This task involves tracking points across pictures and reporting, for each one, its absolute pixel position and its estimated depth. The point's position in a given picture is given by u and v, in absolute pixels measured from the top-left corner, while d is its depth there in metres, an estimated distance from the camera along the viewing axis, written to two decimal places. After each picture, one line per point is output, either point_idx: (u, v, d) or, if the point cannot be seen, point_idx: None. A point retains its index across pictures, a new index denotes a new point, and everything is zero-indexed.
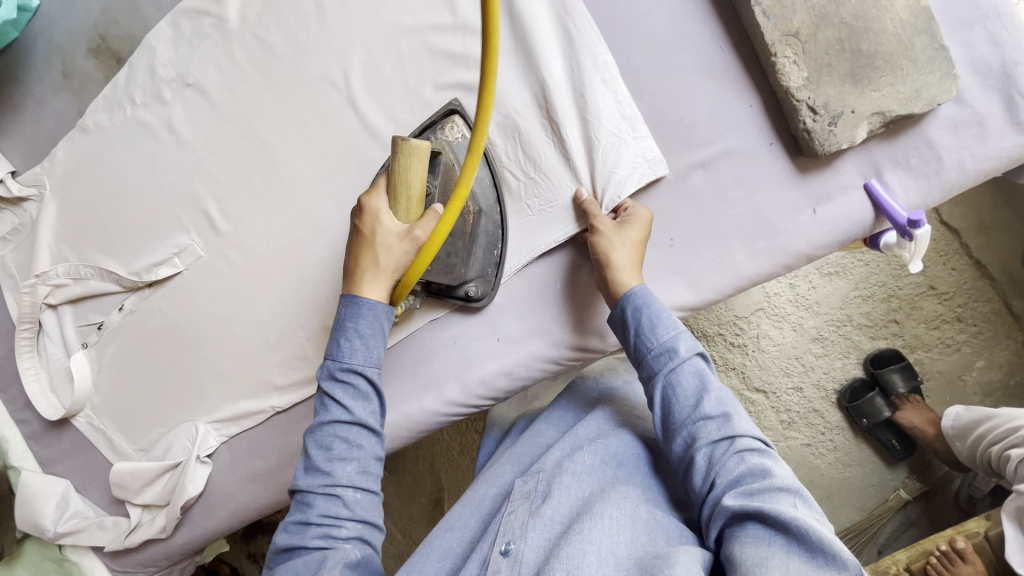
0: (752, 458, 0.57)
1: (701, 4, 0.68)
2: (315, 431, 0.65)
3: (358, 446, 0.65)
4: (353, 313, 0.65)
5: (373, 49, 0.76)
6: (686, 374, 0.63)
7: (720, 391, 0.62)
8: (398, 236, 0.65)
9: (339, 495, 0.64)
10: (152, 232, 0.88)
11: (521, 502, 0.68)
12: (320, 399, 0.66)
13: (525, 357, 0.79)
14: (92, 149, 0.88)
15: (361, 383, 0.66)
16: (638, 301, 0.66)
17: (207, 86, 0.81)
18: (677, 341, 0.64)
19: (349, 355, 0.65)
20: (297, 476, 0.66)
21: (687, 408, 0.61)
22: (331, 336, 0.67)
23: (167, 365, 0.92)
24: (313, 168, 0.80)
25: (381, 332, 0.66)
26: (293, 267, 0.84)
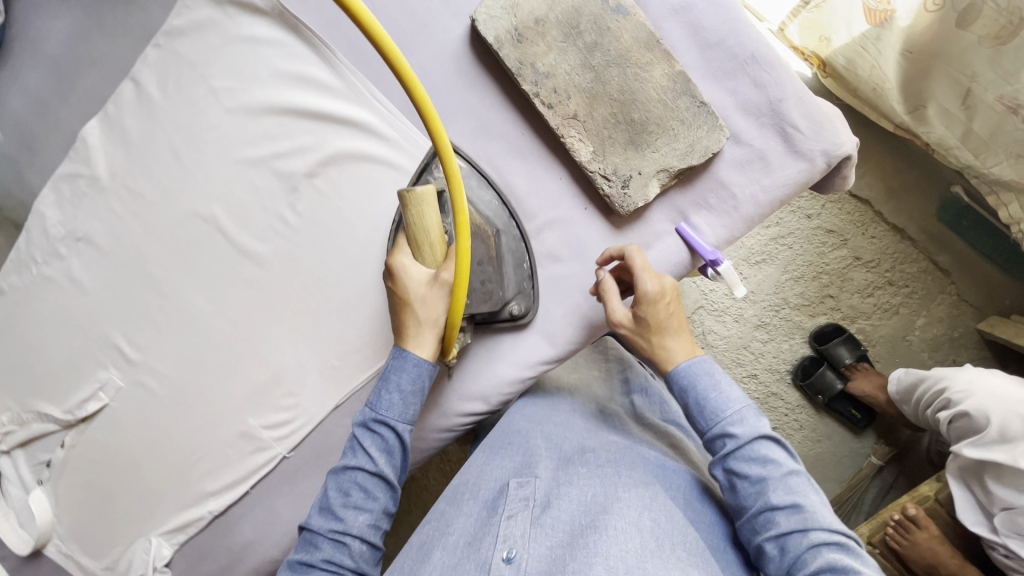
0: (832, 546, 0.60)
1: (496, 95, 0.74)
2: (341, 472, 0.70)
3: (369, 495, 0.69)
4: (395, 363, 0.71)
5: (228, 181, 0.83)
6: (751, 461, 0.66)
7: (789, 474, 0.65)
8: (435, 290, 0.69)
9: (346, 545, 0.67)
10: (76, 372, 0.96)
11: (519, 507, 0.70)
12: (353, 444, 0.71)
13: (421, 431, 0.84)
14: (10, 307, 0.96)
15: (389, 441, 0.70)
16: (684, 381, 0.71)
17: (95, 237, 0.89)
18: (736, 422, 0.68)
19: (384, 407, 0.70)
20: (316, 501, 0.70)
21: (755, 499, 0.65)
22: (378, 380, 0.72)
23: (114, 487, 0.99)
24: (202, 293, 0.88)
25: (413, 395, 0.70)
26: (203, 382, 0.91)
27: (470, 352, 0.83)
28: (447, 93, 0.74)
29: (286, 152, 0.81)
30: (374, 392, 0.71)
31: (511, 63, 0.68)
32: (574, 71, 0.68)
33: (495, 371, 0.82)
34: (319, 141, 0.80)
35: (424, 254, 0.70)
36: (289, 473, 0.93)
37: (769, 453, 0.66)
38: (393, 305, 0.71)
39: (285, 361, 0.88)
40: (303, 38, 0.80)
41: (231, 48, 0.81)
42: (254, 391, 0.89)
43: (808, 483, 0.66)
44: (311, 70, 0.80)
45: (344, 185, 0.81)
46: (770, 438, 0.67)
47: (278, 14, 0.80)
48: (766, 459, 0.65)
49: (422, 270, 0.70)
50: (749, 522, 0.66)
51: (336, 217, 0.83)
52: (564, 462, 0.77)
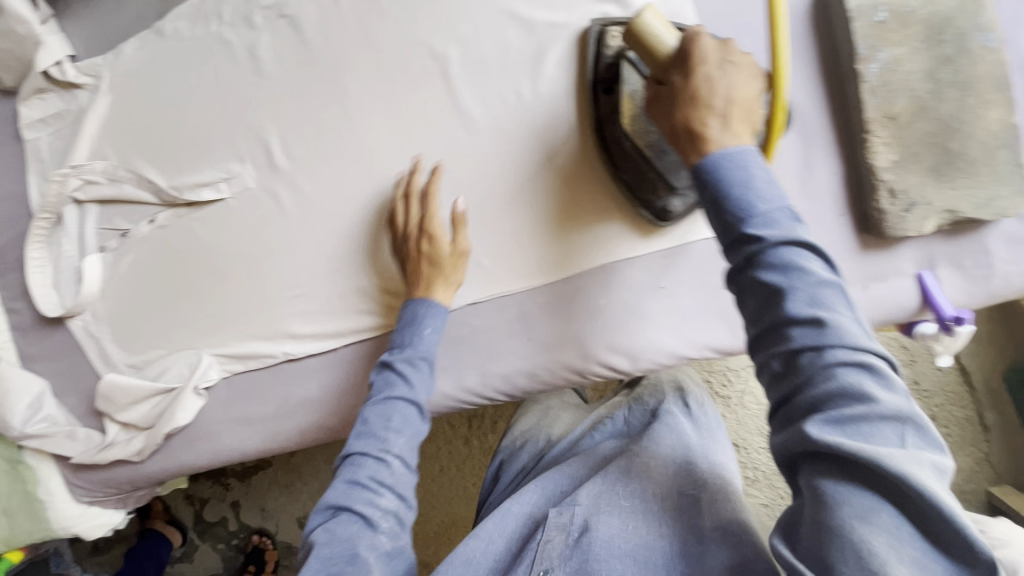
0: (855, 366, 0.44)
1: (808, 67, 0.68)
2: (349, 460, 0.66)
3: (380, 502, 0.63)
4: (428, 310, 0.73)
5: (480, 28, 0.76)
6: (793, 253, 0.47)
7: (816, 288, 0.46)
8: (746, 78, 0.57)
9: (393, 398, 0.68)
10: (205, 152, 0.86)
11: (555, 533, 0.66)
12: (352, 484, 0.64)
13: (552, 363, 0.78)
14: (163, 53, 0.86)
15: (396, 464, 0.66)
16: (716, 172, 0.52)
17: (303, 21, 0.80)
18: (779, 220, 0.48)
19: (383, 440, 0.66)
20: (336, 479, 0.66)
21: (792, 336, 0.46)
22: (402, 332, 0.73)
23: (186, 287, 0.90)
24: (387, 128, 0.80)
25: (423, 383, 0.70)
26: (343, 221, 0.83)
27: (642, 312, 0.76)
28: None
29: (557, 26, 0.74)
30: (393, 369, 0.70)
31: (860, 39, 0.63)
32: (918, 75, 0.63)
33: (660, 342, 0.75)
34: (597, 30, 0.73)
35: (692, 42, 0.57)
36: (386, 350, 0.85)
37: (818, 276, 0.46)
38: (660, 108, 0.60)
39: (443, 235, 0.81)
40: None
41: None
42: (395, 252, 0.82)
43: (848, 299, 0.47)
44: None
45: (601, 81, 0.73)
46: (803, 243, 0.48)
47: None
48: (834, 319, 0.45)
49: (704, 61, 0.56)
50: (771, 354, 0.48)
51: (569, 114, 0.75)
52: (608, 484, 0.69)
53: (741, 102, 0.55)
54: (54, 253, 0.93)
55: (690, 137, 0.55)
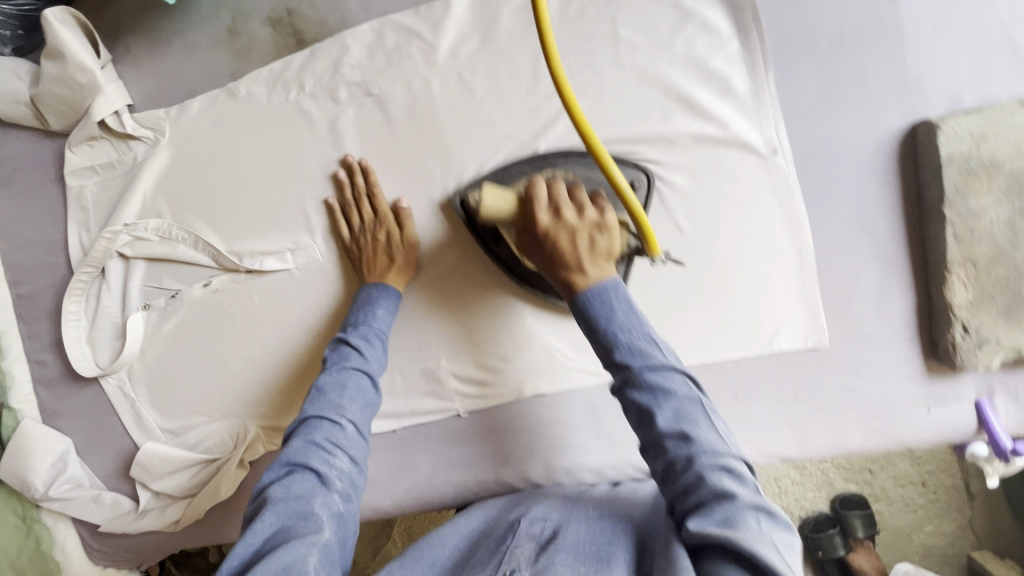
0: (728, 473, 0.52)
1: (893, 201, 0.71)
2: (306, 424, 0.65)
3: (336, 462, 0.62)
4: (381, 292, 0.76)
5: (574, 128, 0.76)
6: (655, 374, 0.57)
7: (692, 410, 0.56)
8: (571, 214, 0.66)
9: (353, 359, 0.70)
10: (271, 220, 0.83)
11: (526, 540, 0.63)
12: (307, 442, 0.62)
13: (621, 461, 0.80)
14: (234, 114, 0.83)
15: (350, 429, 0.65)
16: (597, 301, 0.62)
17: (391, 102, 0.79)
18: (612, 301, 0.61)
19: (338, 405, 0.66)
20: (293, 438, 0.64)
21: (676, 446, 0.54)
22: (356, 311, 0.76)
23: (235, 354, 0.86)
24: (470, 215, 0.79)
25: (376, 356, 0.73)
26: (413, 301, 0.82)
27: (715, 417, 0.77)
28: (854, 169, 0.71)
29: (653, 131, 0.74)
30: (349, 344, 0.72)
31: (949, 186, 0.67)
32: (999, 224, 0.67)
33: None
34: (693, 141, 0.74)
35: (531, 193, 0.67)
36: (448, 432, 0.83)
37: (682, 395, 0.56)
38: (530, 250, 0.68)
39: (517, 323, 0.81)
40: (742, 35, 0.71)
41: (660, 6, 0.73)
42: (464, 336, 0.82)
43: (706, 409, 0.56)
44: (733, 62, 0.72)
45: (692, 193, 0.74)
46: (674, 368, 0.58)
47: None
48: (718, 480, 0.52)
49: (552, 213, 0.66)
50: (664, 475, 0.55)
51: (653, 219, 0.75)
52: (574, 505, 0.69)
53: (599, 238, 0.64)
54: (92, 308, 0.88)
55: (568, 278, 0.64)
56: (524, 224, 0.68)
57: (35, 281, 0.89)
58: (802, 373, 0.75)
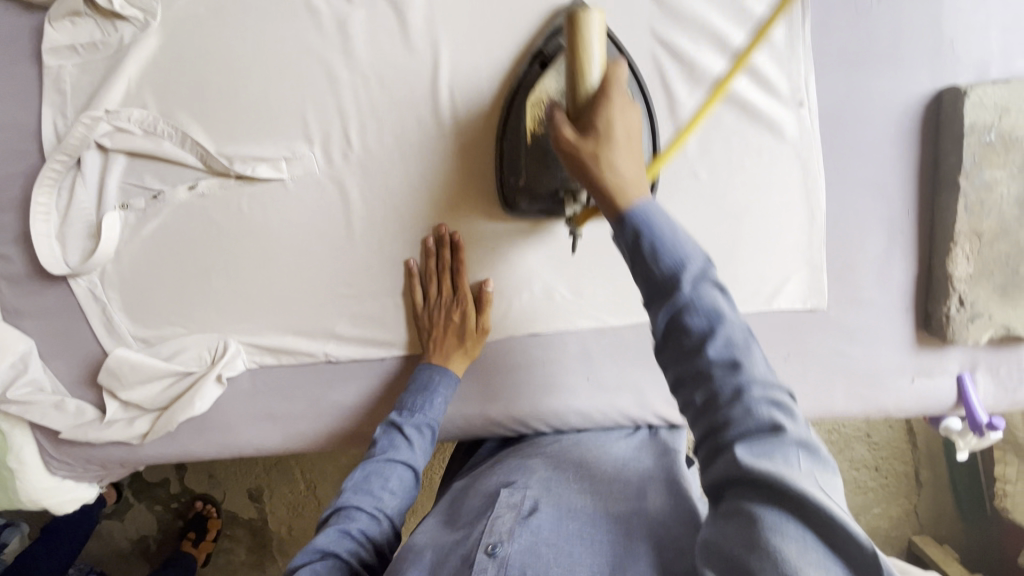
0: (773, 404, 0.43)
1: (910, 169, 0.71)
2: (344, 512, 0.65)
3: (364, 552, 0.62)
4: (441, 377, 0.75)
5: None
6: (701, 317, 0.44)
7: (744, 344, 0.44)
8: (636, 151, 0.50)
9: (392, 463, 0.69)
10: (267, 125, 0.78)
11: (506, 510, 0.62)
12: (342, 533, 0.62)
13: (607, 406, 0.80)
14: (236, 5, 0.77)
15: (385, 523, 0.66)
16: (640, 222, 0.47)
17: (409, 8, 0.74)
18: (720, 317, 0.44)
19: (378, 498, 0.66)
20: (329, 524, 0.64)
21: (731, 387, 0.44)
22: (412, 393, 0.75)
23: (219, 266, 0.82)
24: (480, 141, 0.76)
25: (422, 448, 0.72)
26: (412, 226, 0.78)
27: None
28: (876, 132, 0.70)
29: (680, 74, 0.72)
30: (400, 432, 0.72)
31: (967, 157, 0.67)
32: (1009, 200, 0.67)
33: None
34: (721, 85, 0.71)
35: (593, 127, 0.51)
36: None
37: (732, 323, 0.44)
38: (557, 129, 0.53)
39: (518, 260, 0.79)
40: None
41: None
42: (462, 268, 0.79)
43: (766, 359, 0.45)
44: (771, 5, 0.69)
45: (710, 140, 0.72)
46: (721, 292, 0.46)
47: None
48: (772, 421, 0.43)
49: (592, 137, 0.50)
50: (707, 423, 0.45)
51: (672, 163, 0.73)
52: (555, 473, 0.69)
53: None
54: (63, 200, 0.82)
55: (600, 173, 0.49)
56: (557, 148, 0.52)
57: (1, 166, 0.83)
58: (798, 334, 0.76)
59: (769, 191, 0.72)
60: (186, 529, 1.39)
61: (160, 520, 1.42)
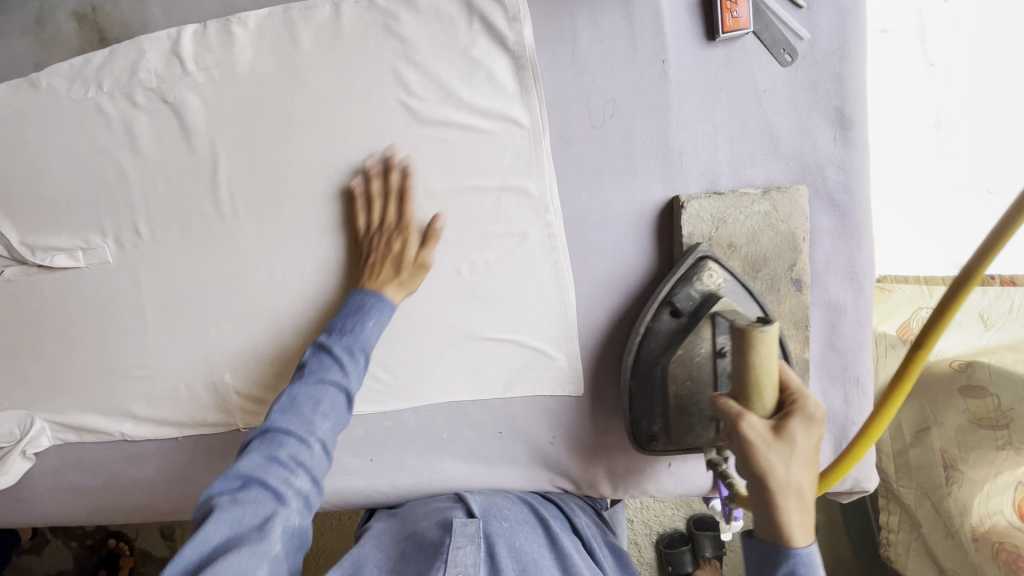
0: None
1: (650, 270, 0.75)
2: (271, 436, 0.64)
3: (288, 513, 0.60)
4: (375, 303, 0.72)
5: (365, 163, 0.77)
6: None
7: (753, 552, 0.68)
8: (815, 461, 0.51)
9: (307, 445, 0.64)
10: (66, 217, 0.83)
11: (465, 540, 0.67)
12: (269, 458, 0.62)
13: (389, 485, 0.84)
14: (35, 106, 0.81)
15: (317, 448, 0.65)
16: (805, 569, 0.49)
17: (188, 113, 0.78)
18: None
19: (310, 422, 0.65)
20: (252, 450, 0.63)
21: None
22: (344, 317, 0.72)
23: (25, 348, 0.86)
24: (259, 236, 0.80)
25: (357, 370, 0.70)
26: (203, 314, 0.83)
27: (478, 450, 0.83)
28: (615, 236, 0.74)
29: (439, 181, 0.76)
30: (332, 354, 0.70)
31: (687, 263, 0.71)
32: None
33: (486, 475, 0.83)
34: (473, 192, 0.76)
35: (792, 402, 0.53)
36: (231, 445, 0.85)
37: None
38: None
39: (302, 346, 0.82)
40: (523, 94, 0.73)
41: (451, 52, 0.74)
42: (250, 353, 0.83)
43: None
44: (514, 118, 0.73)
45: (467, 238, 0.77)
46: None
47: (516, 48, 0.72)
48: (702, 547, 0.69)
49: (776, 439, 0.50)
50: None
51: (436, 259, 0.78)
52: (504, 518, 0.74)
53: None
54: None
55: None
56: (730, 437, 0.52)
57: None
58: (557, 418, 0.81)
59: (522, 288, 0.78)
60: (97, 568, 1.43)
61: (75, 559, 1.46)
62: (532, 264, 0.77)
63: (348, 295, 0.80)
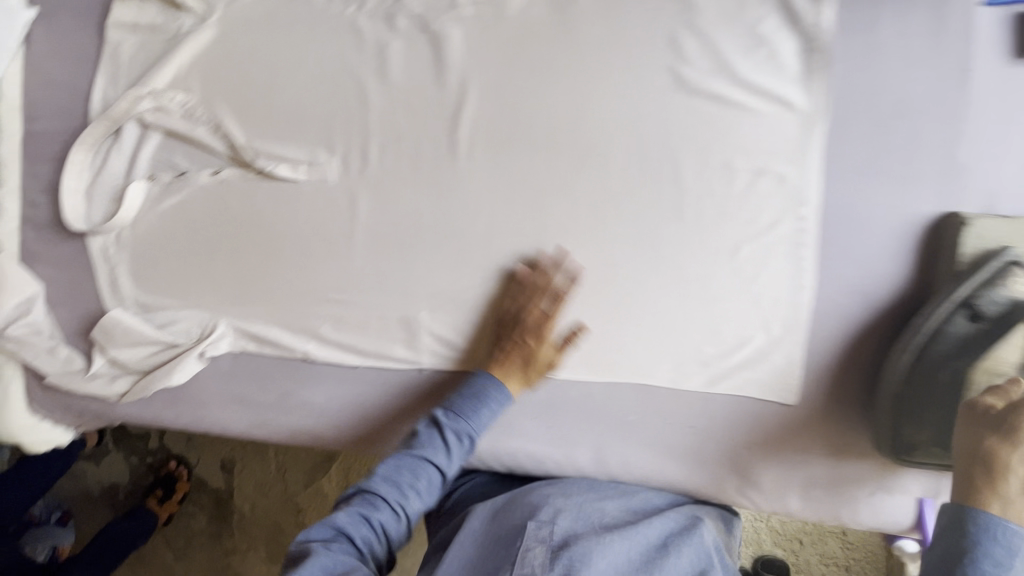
0: None
1: (902, 285, 0.71)
2: (367, 498, 0.66)
3: (375, 547, 0.64)
4: (497, 392, 0.75)
5: (617, 122, 0.75)
6: None
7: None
8: None
9: (408, 498, 0.67)
10: (298, 129, 0.83)
11: (537, 544, 0.61)
12: (363, 517, 0.64)
13: (564, 459, 0.79)
14: (290, 12, 0.81)
15: (405, 520, 0.66)
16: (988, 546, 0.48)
17: (446, 44, 0.77)
18: None
19: (404, 495, 0.66)
20: (347, 507, 0.66)
21: None
22: (463, 399, 0.74)
23: (224, 250, 0.86)
24: (487, 179, 0.79)
25: (458, 456, 0.71)
26: (411, 247, 0.82)
27: (664, 442, 0.77)
28: (872, 244, 0.71)
29: (692, 154, 0.73)
30: (442, 436, 0.71)
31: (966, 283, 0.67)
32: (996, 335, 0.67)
33: (668, 471, 0.78)
34: (727, 170, 0.73)
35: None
36: (409, 383, 0.84)
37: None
38: None
39: (505, 300, 0.80)
40: (806, 79, 0.70)
41: (736, 25, 0.71)
42: (449, 296, 0.81)
43: None
44: (789, 101, 0.70)
45: (707, 216, 0.73)
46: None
47: (813, 30, 0.69)
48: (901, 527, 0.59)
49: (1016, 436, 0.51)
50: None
51: (670, 232, 0.75)
52: (608, 520, 0.67)
53: None
54: (96, 162, 0.88)
55: None
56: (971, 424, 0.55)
57: (49, 120, 0.89)
58: (761, 423, 0.76)
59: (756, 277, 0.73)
60: (155, 486, 1.40)
61: (133, 472, 1.45)
62: (774, 255, 0.72)
63: (563, 255, 0.78)
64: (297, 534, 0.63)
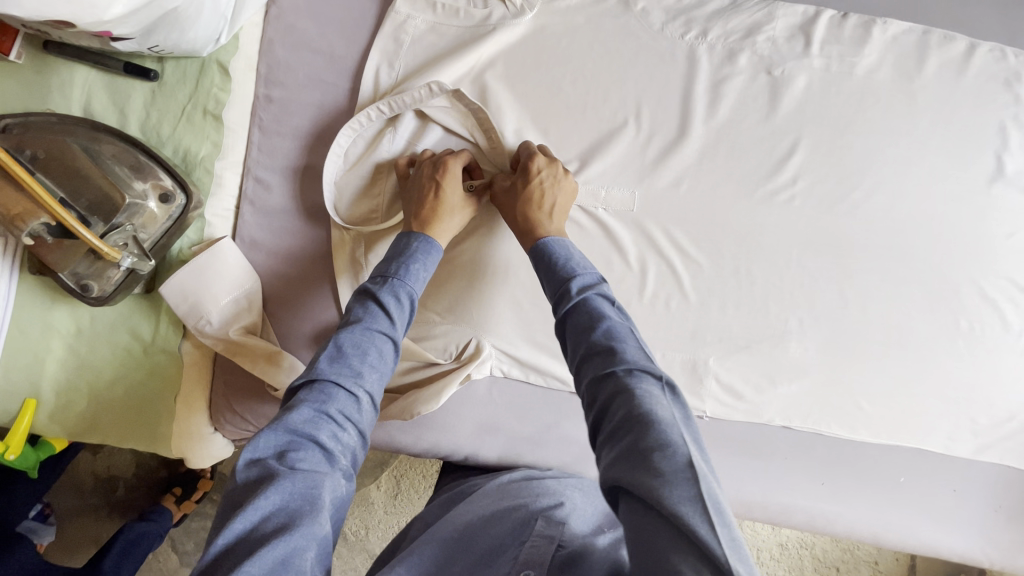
0: (688, 491, 0.41)
1: None
2: (319, 387, 0.56)
3: (344, 439, 0.55)
4: (422, 245, 0.68)
5: (940, 196, 0.77)
6: (659, 459, 0.43)
7: (624, 332, 0.55)
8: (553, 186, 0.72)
9: (357, 397, 0.58)
10: (606, 149, 0.77)
11: (538, 539, 0.57)
12: (319, 412, 0.54)
13: (827, 510, 0.83)
14: (619, 25, 0.76)
15: (364, 402, 0.58)
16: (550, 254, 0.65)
17: (788, 91, 0.76)
18: (665, 463, 0.43)
19: (357, 373, 0.58)
20: (300, 402, 0.55)
21: (612, 447, 0.47)
22: (389, 262, 0.66)
23: (499, 269, 0.78)
24: (800, 232, 0.78)
25: (403, 321, 0.64)
26: (707, 290, 0.79)
27: (924, 503, 0.82)
28: None
29: (1004, 238, 0.77)
30: (378, 303, 0.63)
31: None
32: None
33: (924, 531, 0.83)
34: None
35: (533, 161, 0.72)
36: None
37: (662, 426, 0.46)
38: None
39: (797, 354, 0.80)
40: None
41: None
42: (742, 341, 0.80)
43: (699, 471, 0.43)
44: None
45: (1004, 298, 0.78)
46: (659, 426, 0.46)
47: None
48: (601, 307, 0.58)
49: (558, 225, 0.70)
50: (596, 397, 0.52)
51: (970, 307, 0.79)
52: (549, 503, 0.65)
53: None
54: (359, 148, 0.77)
55: None
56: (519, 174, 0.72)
57: (299, 89, 0.78)
58: (1011, 490, 0.82)
59: None
60: (170, 484, 1.15)
61: (140, 463, 1.17)
62: None
63: (864, 318, 0.79)
64: (242, 450, 0.51)
